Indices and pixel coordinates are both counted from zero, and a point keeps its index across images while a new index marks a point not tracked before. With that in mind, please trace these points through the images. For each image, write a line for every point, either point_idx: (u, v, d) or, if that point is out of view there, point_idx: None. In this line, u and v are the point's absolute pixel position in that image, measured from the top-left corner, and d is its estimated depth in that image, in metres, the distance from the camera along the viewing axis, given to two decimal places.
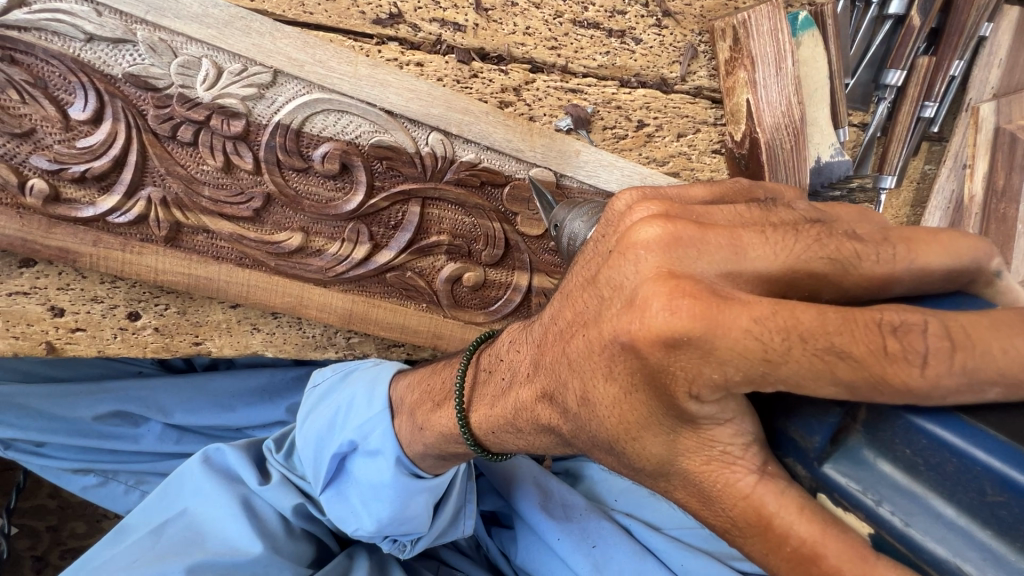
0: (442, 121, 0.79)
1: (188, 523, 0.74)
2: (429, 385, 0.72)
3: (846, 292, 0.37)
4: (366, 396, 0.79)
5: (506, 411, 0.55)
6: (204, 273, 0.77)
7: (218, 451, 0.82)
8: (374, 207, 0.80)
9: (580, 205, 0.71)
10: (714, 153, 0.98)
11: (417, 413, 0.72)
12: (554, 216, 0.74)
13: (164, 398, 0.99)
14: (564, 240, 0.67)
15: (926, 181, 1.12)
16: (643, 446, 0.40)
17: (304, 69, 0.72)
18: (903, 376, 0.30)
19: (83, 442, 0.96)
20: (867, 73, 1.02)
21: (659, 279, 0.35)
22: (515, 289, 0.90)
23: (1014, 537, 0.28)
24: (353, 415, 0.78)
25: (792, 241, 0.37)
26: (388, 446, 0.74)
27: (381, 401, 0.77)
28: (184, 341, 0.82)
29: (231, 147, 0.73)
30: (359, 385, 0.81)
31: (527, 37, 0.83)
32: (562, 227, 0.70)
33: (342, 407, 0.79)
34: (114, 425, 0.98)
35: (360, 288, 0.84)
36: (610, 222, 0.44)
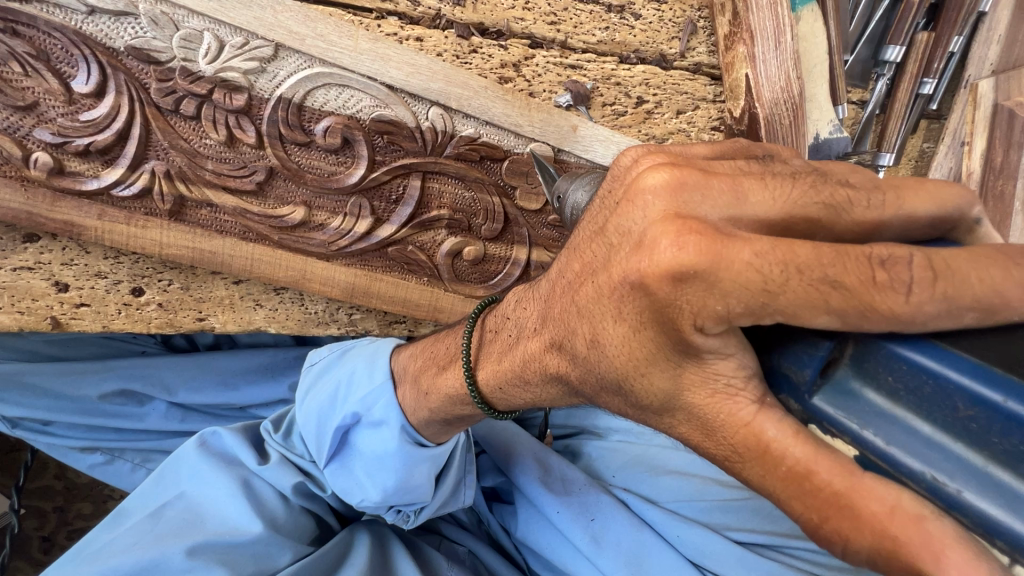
0: (442, 96, 0.79)
1: (186, 507, 0.74)
2: (430, 353, 0.73)
3: (839, 237, 0.36)
4: (366, 370, 0.80)
5: (513, 364, 0.55)
6: (208, 246, 0.77)
7: (214, 434, 0.83)
8: (375, 180, 0.81)
9: (581, 175, 0.72)
10: (714, 130, 0.99)
11: (421, 378, 0.72)
12: (557, 187, 0.74)
13: (168, 376, 1.00)
14: (568, 210, 0.68)
15: (923, 158, 1.15)
16: (650, 382, 0.39)
17: (305, 43, 0.72)
18: (889, 304, 0.31)
19: (88, 420, 0.97)
20: (866, 50, 1.02)
21: (665, 220, 0.35)
22: (514, 263, 0.91)
23: (986, 448, 0.29)
24: (354, 389, 0.79)
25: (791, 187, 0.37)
26: (393, 415, 0.75)
27: (383, 373, 0.78)
28: (187, 316, 0.82)
29: (234, 121, 0.74)
30: (358, 360, 0.81)
31: (526, 12, 0.84)
32: (564, 197, 0.71)
33: (342, 382, 0.79)
34: (117, 404, 0.99)
35: (364, 263, 0.85)
36: (617, 177, 0.44)
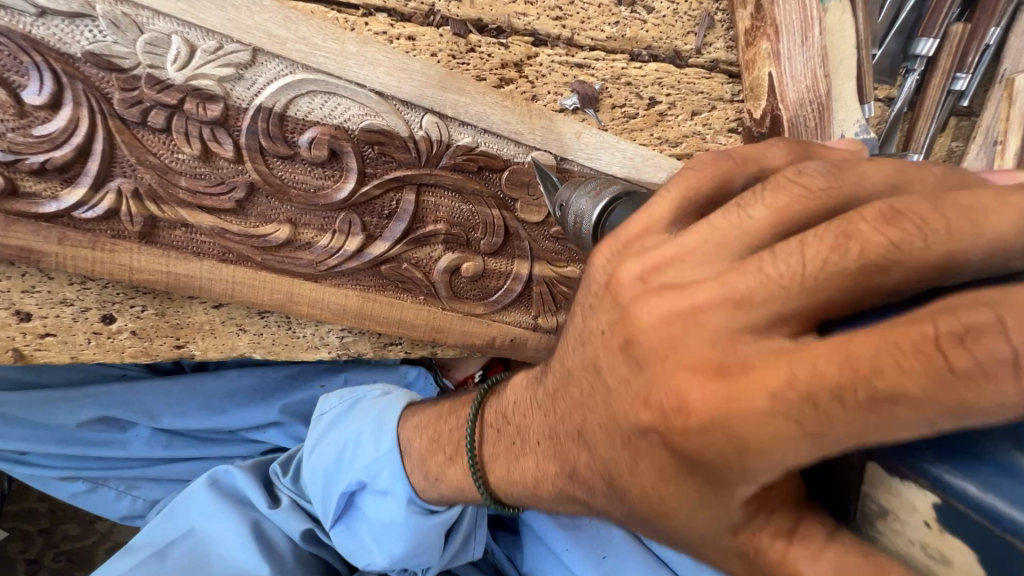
0: (437, 103, 0.73)
1: (195, 549, 0.73)
2: (438, 423, 0.68)
3: (892, 289, 0.29)
4: (373, 430, 0.75)
5: (528, 471, 0.53)
6: (183, 270, 0.71)
7: (226, 473, 0.82)
8: (365, 195, 0.74)
9: (585, 181, 0.64)
10: (730, 132, 0.92)
11: (428, 461, 0.67)
12: (558, 195, 0.66)
13: (151, 402, 0.96)
14: (570, 221, 0.61)
15: (952, 158, 1.07)
16: (685, 510, 0.37)
17: (285, 47, 0.66)
18: (979, 400, 0.24)
19: (68, 449, 0.94)
20: (895, 43, 0.94)
21: (681, 371, 0.33)
22: (515, 278, 0.85)
23: None
24: (359, 453, 0.74)
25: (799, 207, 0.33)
26: (399, 487, 0.70)
27: (390, 439, 0.73)
28: (164, 344, 0.77)
29: (209, 134, 0.67)
30: (365, 416, 0.76)
31: (528, 7, 0.77)
32: (567, 207, 0.63)
33: (348, 444, 0.75)
34: (99, 431, 0.96)
35: (355, 282, 0.78)
36: (606, 284, 0.40)
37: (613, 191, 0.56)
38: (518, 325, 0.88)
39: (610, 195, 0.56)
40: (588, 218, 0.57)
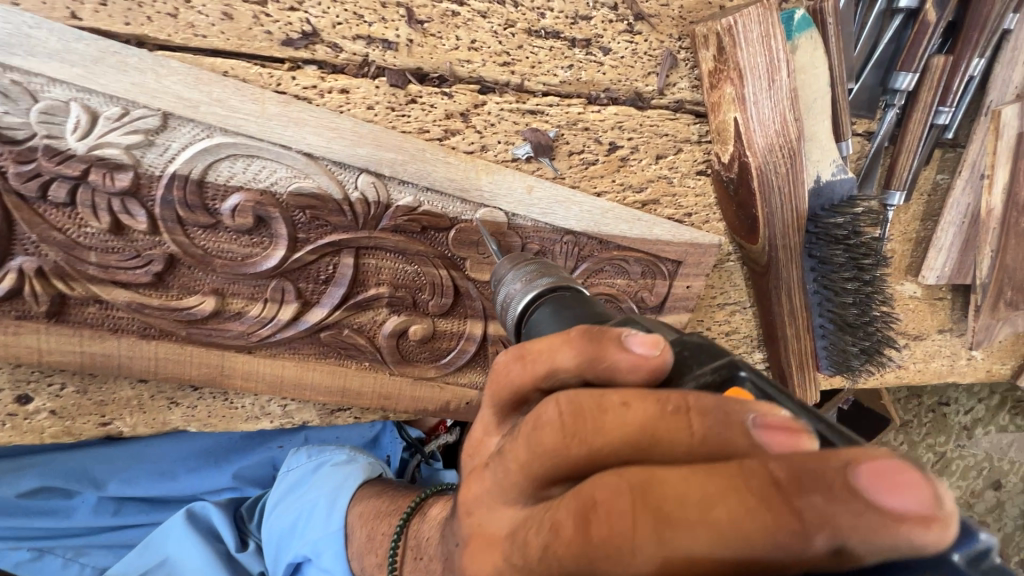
0: (372, 162, 0.67)
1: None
2: (377, 513, 0.83)
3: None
4: (327, 505, 0.91)
5: None
6: (99, 349, 0.65)
7: (204, 510, 0.97)
8: (298, 261, 0.69)
9: (526, 260, 0.61)
10: (699, 174, 0.87)
11: (362, 550, 0.83)
12: (496, 268, 0.63)
13: (96, 470, 0.92)
14: (500, 300, 0.59)
15: (937, 192, 1.01)
16: None
17: (199, 110, 0.60)
18: None
19: (9, 520, 0.90)
20: (872, 77, 0.89)
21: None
22: (468, 338, 0.79)
23: None
24: (310, 526, 0.90)
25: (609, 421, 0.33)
26: (337, 567, 0.86)
27: (338, 522, 0.90)
28: (88, 422, 0.72)
29: (119, 205, 0.62)
30: (322, 489, 0.92)
31: (473, 53, 0.72)
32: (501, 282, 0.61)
33: (303, 513, 0.91)
34: (41, 500, 0.92)
35: (293, 351, 0.73)
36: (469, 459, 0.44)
37: (546, 284, 0.55)
38: (474, 387, 0.82)
39: (542, 287, 0.54)
40: (513, 306, 0.55)
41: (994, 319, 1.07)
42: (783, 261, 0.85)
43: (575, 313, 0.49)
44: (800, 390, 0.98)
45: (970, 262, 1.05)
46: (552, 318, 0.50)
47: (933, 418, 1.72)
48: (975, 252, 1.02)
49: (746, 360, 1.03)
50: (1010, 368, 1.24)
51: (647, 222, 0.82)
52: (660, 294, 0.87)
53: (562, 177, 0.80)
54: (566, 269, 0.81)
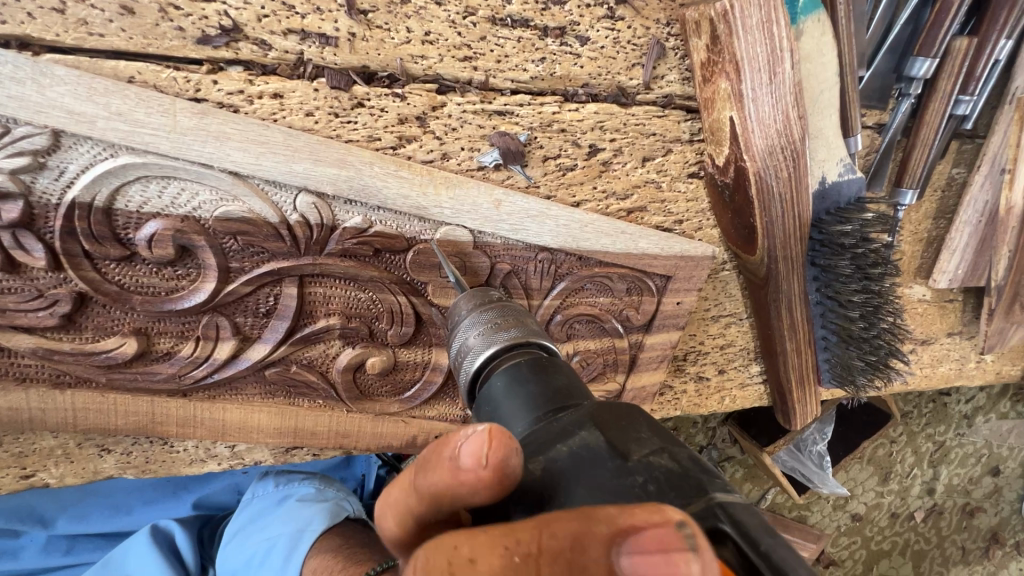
0: (311, 180, 0.58)
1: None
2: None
3: None
4: (286, 547, 0.84)
5: None
6: (5, 402, 0.57)
7: (169, 527, 0.89)
8: (232, 294, 0.60)
9: (489, 304, 0.57)
10: (690, 177, 0.78)
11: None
12: (456, 306, 0.60)
13: (45, 508, 0.85)
14: (455, 349, 0.54)
15: (952, 189, 0.92)
16: None
17: (96, 126, 0.51)
18: None
19: None
20: (886, 62, 0.79)
21: None
22: (434, 369, 0.71)
23: None
24: (265, 566, 0.83)
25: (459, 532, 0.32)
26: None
27: (294, 568, 0.82)
28: (7, 476, 0.64)
29: (11, 239, 0.52)
30: (284, 527, 0.85)
31: (428, 47, 0.62)
32: (460, 324, 0.56)
33: (259, 551, 0.84)
34: None
35: (234, 391, 0.65)
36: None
37: (506, 340, 0.50)
38: (443, 420, 0.75)
39: (499, 344, 0.50)
40: (467, 362, 0.51)
41: (1006, 322, 1.01)
42: (784, 274, 0.76)
43: (530, 387, 0.44)
44: (800, 406, 0.91)
45: (985, 264, 0.96)
46: (505, 388, 0.45)
47: (934, 408, 1.57)
48: (992, 253, 0.94)
49: (742, 374, 0.95)
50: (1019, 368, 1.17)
51: (631, 234, 0.73)
52: (647, 311, 0.79)
53: (536, 185, 0.71)
54: (542, 290, 0.73)
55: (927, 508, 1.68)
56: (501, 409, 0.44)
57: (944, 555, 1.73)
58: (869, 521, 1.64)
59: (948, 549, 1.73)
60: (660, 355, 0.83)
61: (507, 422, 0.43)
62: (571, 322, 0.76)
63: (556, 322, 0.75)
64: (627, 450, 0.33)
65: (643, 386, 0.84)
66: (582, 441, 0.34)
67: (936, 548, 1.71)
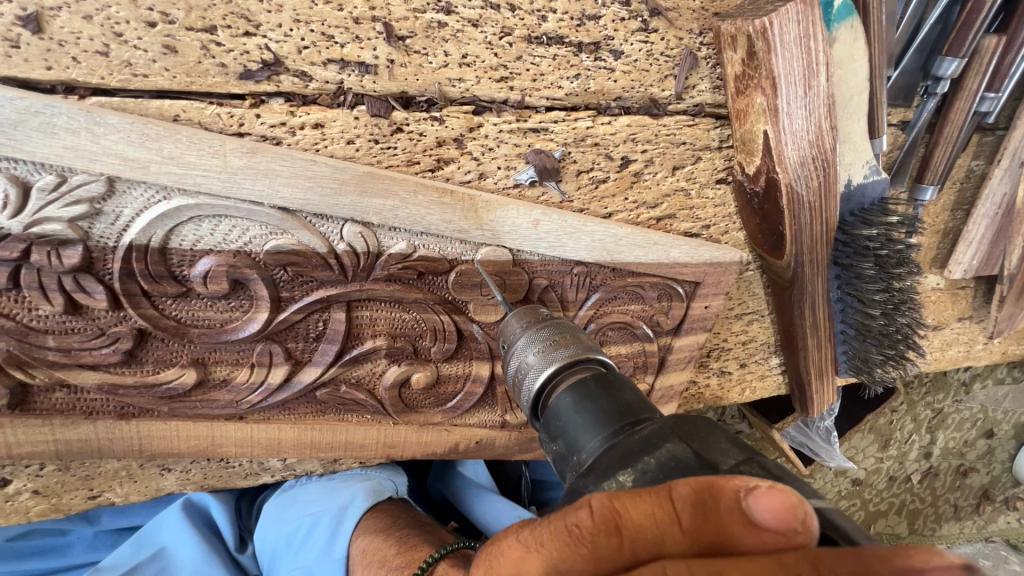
0: (357, 210, 0.59)
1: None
2: (380, 560, 0.69)
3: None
4: (330, 525, 0.75)
5: None
6: (74, 436, 0.60)
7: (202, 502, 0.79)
8: (285, 322, 0.62)
9: (537, 321, 0.59)
10: (718, 183, 0.78)
11: None
12: (505, 327, 0.62)
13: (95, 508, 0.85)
14: (513, 366, 0.57)
15: (971, 181, 0.93)
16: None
17: (149, 172, 0.51)
18: None
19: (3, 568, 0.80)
20: (914, 61, 0.79)
21: None
22: (475, 380, 0.74)
23: None
24: (307, 547, 0.75)
25: (655, 525, 0.31)
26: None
27: (340, 549, 0.74)
28: (76, 497, 0.68)
29: (73, 283, 0.54)
30: (328, 504, 0.75)
31: (465, 69, 0.62)
32: (513, 345, 0.59)
33: (301, 529, 0.74)
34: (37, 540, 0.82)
35: (287, 411, 0.67)
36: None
37: (564, 358, 0.53)
38: (483, 427, 0.78)
39: (562, 361, 0.53)
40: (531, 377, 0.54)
41: (1017, 307, 1.05)
42: (810, 277, 0.78)
43: (599, 404, 0.47)
44: (817, 396, 0.94)
45: (999, 253, 0.99)
46: (573, 405, 0.48)
47: (935, 378, 1.58)
48: (1006, 242, 0.97)
49: (762, 366, 0.99)
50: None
51: (663, 244, 0.75)
52: (677, 316, 0.81)
53: (570, 200, 0.72)
54: (577, 301, 0.75)
55: (924, 471, 1.74)
56: (572, 426, 0.47)
57: (937, 512, 1.82)
58: (869, 485, 1.70)
59: (942, 507, 1.82)
60: (687, 356, 0.86)
61: (581, 437, 0.46)
62: (604, 330, 0.79)
63: (590, 331, 0.77)
64: (716, 461, 0.37)
65: (670, 385, 0.88)
66: (670, 453, 0.38)
67: (931, 507, 1.80)
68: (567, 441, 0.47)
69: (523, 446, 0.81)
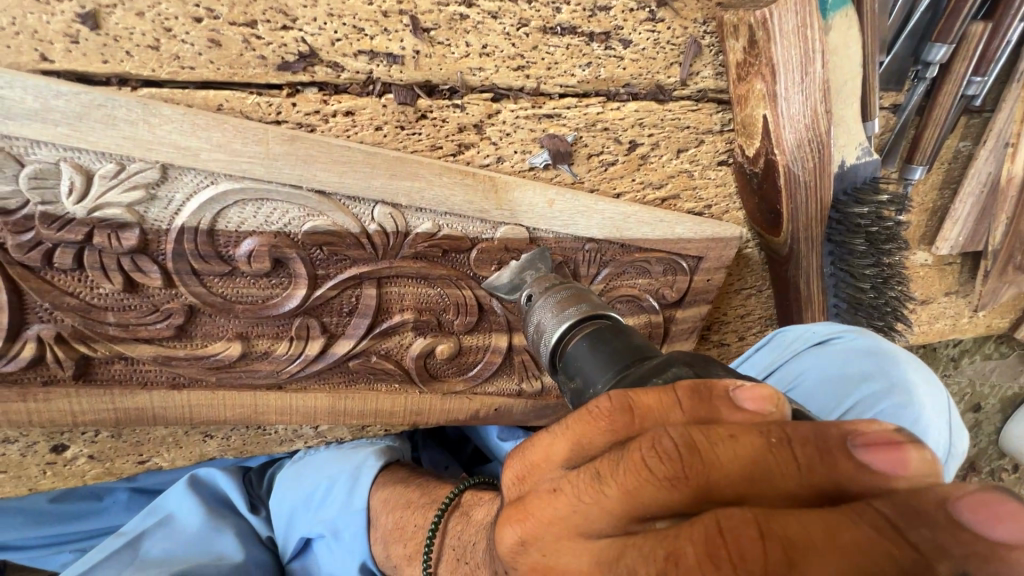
0: (388, 192, 0.64)
1: (163, 552, 0.77)
2: (405, 504, 0.75)
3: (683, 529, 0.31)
4: (348, 483, 0.80)
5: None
6: (131, 404, 0.65)
7: (208, 476, 0.84)
8: (321, 298, 0.67)
9: (554, 287, 0.65)
10: (720, 165, 0.83)
11: None
12: (525, 292, 0.70)
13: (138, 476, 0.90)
14: (534, 325, 0.63)
15: (958, 161, 0.98)
16: None
17: (200, 158, 0.56)
18: None
19: (49, 527, 0.87)
20: (906, 46, 0.83)
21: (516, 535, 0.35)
22: (494, 351, 0.79)
23: None
24: (328, 503, 0.80)
25: (661, 405, 0.34)
26: (359, 547, 0.78)
27: (361, 501, 0.80)
28: (127, 462, 0.73)
29: (130, 263, 0.59)
30: (344, 465, 0.81)
31: (485, 59, 0.66)
32: (532, 307, 0.66)
33: (318, 493, 0.79)
34: (78, 502, 0.89)
35: (322, 381, 0.73)
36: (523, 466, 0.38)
37: (580, 313, 0.57)
38: (502, 395, 0.83)
39: (576, 317, 0.57)
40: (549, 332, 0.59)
41: (1001, 282, 1.10)
42: (805, 253, 0.83)
43: (611, 346, 0.50)
44: None
45: (984, 230, 1.04)
46: (588, 348, 0.52)
47: (925, 353, 1.65)
48: (991, 219, 1.02)
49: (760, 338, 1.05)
50: (1009, 319, 1.30)
51: (668, 222, 0.80)
52: (680, 289, 0.86)
53: (582, 181, 0.76)
54: (589, 276, 0.80)
55: None
56: (588, 365, 0.50)
57: None
58: None
59: None
60: (690, 327, 0.92)
61: (595, 374, 0.48)
62: (613, 303, 0.84)
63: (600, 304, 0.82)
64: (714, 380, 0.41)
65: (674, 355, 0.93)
66: (676, 373, 0.41)
67: None
68: (584, 380, 0.50)
69: (538, 412, 0.87)
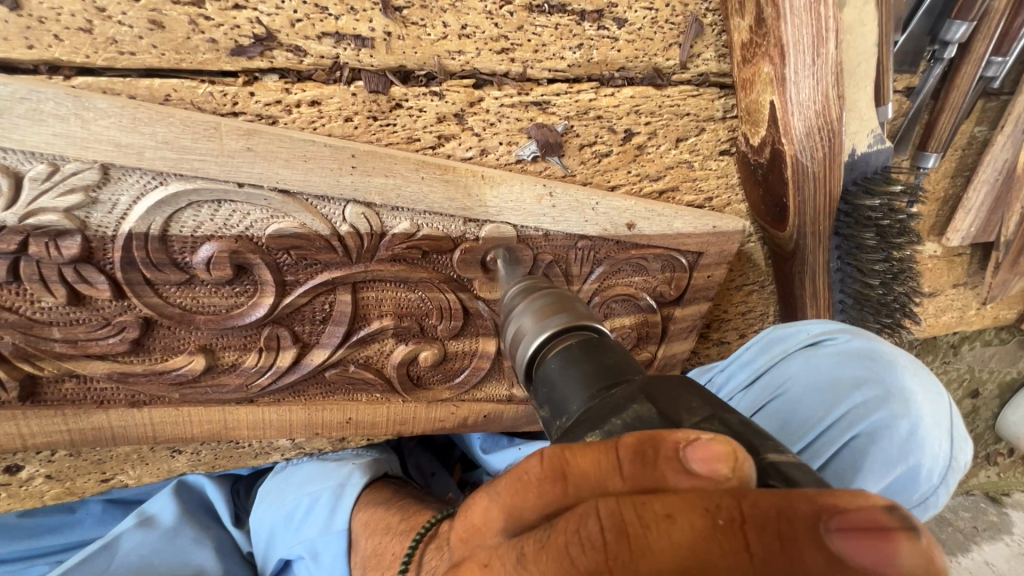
0: (359, 190, 0.58)
1: (139, 560, 0.72)
2: (385, 527, 0.71)
3: None
4: (330, 502, 0.77)
5: None
6: (87, 424, 0.60)
7: (199, 481, 0.80)
8: (290, 306, 0.62)
9: (535, 292, 0.59)
10: (722, 154, 0.77)
11: None
12: (510, 294, 0.62)
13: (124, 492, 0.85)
14: (510, 335, 0.56)
15: (974, 147, 0.92)
16: None
17: (144, 158, 0.50)
18: None
19: (13, 543, 0.80)
20: (923, 24, 0.76)
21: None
22: (482, 356, 0.74)
23: None
24: (307, 524, 0.76)
25: (599, 472, 0.30)
26: (338, 571, 0.73)
27: (342, 521, 0.75)
28: (89, 480, 0.69)
29: (75, 274, 0.53)
30: (326, 482, 0.77)
31: (465, 41, 0.60)
32: (509, 314, 0.59)
33: (298, 510, 0.75)
34: (47, 516, 0.82)
35: (296, 393, 0.68)
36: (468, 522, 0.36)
37: (558, 325, 0.51)
38: (490, 401, 0.79)
39: (552, 330, 0.51)
40: (525, 345, 0.52)
41: (1012, 273, 1.06)
42: (811, 248, 0.78)
43: (582, 366, 0.45)
44: None
45: (997, 219, 0.99)
46: (560, 368, 0.46)
47: None
48: (1004, 209, 0.98)
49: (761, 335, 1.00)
50: (1015, 311, 1.27)
51: (667, 216, 0.74)
52: (680, 287, 0.81)
53: (573, 174, 0.70)
54: (582, 275, 0.75)
55: None
56: (556, 391, 0.45)
57: None
58: None
59: None
60: (689, 325, 0.87)
61: (563, 402, 0.44)
62: (608, 303, 0.79)
63: (594, 304, 0.77)
64: (680, 418, 0.36)
65: (672, 355, 0.89)
66: (636, 414, 0.37)
67: None
68: (552, 407, 0.45)
69: (530, 418, 0.82)
